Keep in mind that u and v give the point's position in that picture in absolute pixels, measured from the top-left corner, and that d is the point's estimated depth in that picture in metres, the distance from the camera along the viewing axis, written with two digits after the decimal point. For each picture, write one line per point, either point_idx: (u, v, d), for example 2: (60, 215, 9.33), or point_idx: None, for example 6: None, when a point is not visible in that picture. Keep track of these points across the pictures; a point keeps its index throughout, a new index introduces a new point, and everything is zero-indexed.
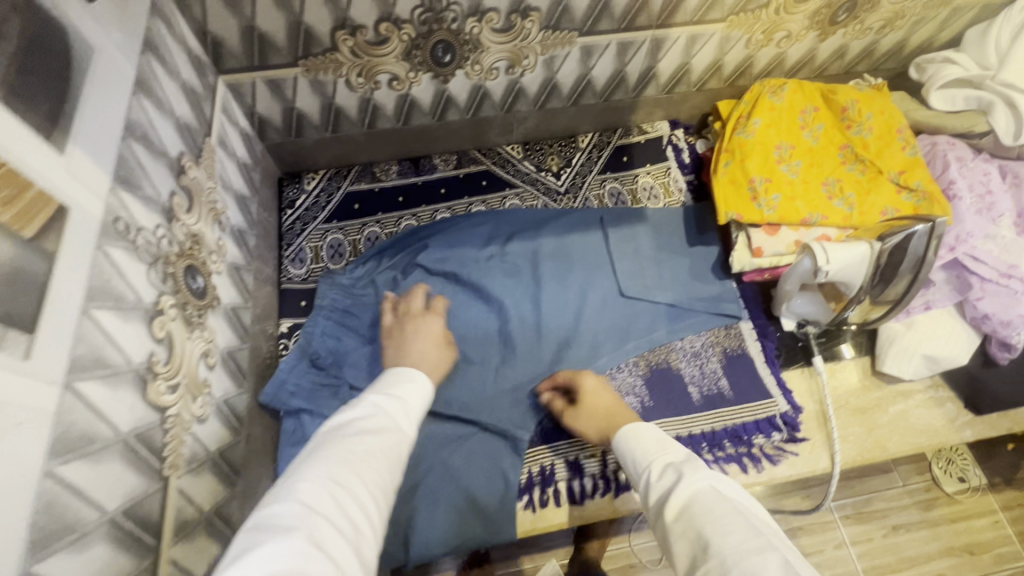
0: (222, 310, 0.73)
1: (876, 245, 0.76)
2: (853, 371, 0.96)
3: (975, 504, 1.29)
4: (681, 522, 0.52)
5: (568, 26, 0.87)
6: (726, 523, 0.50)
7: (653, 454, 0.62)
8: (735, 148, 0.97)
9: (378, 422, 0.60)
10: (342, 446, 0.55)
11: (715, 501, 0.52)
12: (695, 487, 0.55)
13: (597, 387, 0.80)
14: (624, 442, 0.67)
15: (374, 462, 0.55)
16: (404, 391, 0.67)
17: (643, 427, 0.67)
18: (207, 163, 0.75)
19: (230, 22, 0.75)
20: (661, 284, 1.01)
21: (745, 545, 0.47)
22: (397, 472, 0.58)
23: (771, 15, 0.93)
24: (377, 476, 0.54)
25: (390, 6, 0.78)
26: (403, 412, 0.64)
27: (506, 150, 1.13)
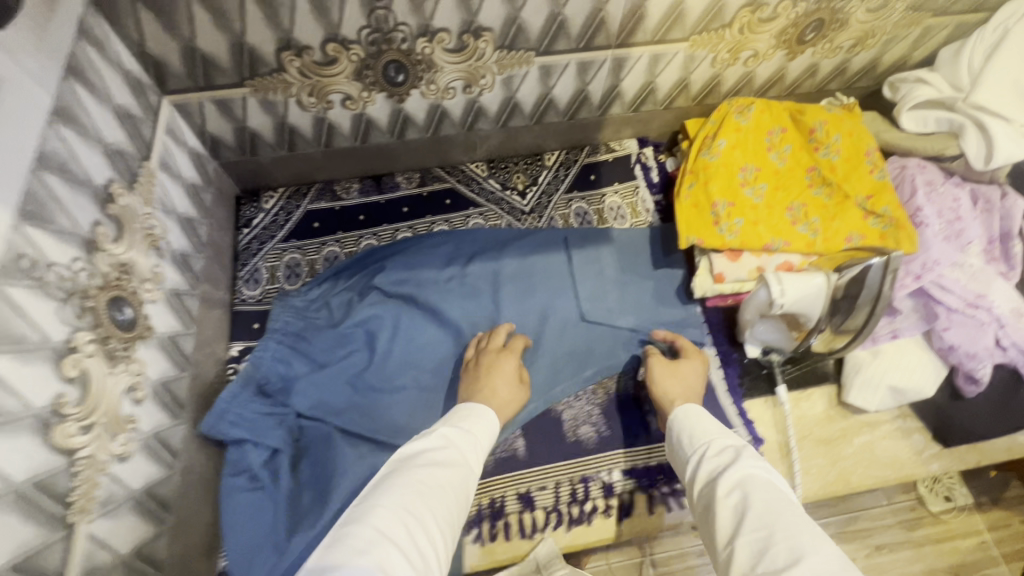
0: (156, 340, 0.71)
1: (832, 278, 0.76)
2: (818, 401, 0.93)
3: (960, 525, 1.22)
4: (733, 497, 0.59)
5: (524, 46, 0.85)
6: (780, 504, 0.56)
7: (712, 436, 0.69)
8: (699, 170, 0.94)
9: (448, 455, 0.66)
10: (412, 477, 0.61)
11: (769, 486, 0.59)
12: (754, 472, 0.61)
13: (696, 364, 0.86)
14: (685, 419, 0.74)
15: (441, 496, 0.61)
16: (472, 425, 0.73)
17: (706, 415, 0.74)
18: (144, 188, 0.73)
19: (170, 43, 0.73)
20: (624, 307, 0.98)
21: (797, 525, 0.53)
22: (460, 507, 0.63)
23: (736, 34, 0.91)
24: (443, 511, 0.60)
25: (335, 27, 0.76)
26: (471, 446, 0.70)
27: (471, 168, 1.11)
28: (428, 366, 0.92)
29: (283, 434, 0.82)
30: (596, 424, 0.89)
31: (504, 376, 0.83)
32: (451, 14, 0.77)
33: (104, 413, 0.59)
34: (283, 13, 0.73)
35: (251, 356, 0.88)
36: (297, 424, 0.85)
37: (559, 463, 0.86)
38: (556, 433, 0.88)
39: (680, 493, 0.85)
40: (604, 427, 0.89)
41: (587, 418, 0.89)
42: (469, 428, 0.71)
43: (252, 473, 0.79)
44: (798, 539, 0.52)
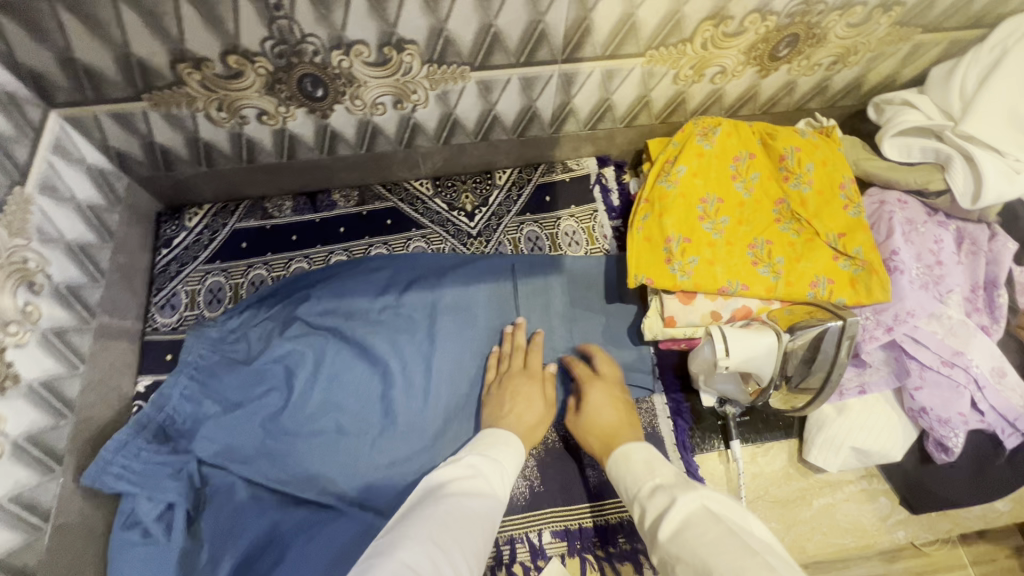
0: (24, 390, 0.64)
1: (784, 337, 0.70)
2: (778, 456, 0.85)
3: (944, 558, 1.06)
4: (674, 545, 0.54)
5: (455, 59, 0.75)
6: (718, 542, 0.51)
7: (643, 479, 0.65)
8: (656, 199, 0.85)
9: (473, 486, 0.64)
10: (442, 507, 0.59)
11: (708, 521, 0.54)
12: (689, 507, 0.57)
13: (597, 393, 0.80)
14: (621, 462, 0.70)
15: (467, 526, 0.58)
16: (500, 453, 0.71)
17: (632, 449, 0.70)
18: (13, 219, 0.65)
19: (44, 55, 0.65)
20: (570, 347, 0.90)
21: (742, 563, 0.48)
22: (487, 537, 0.60)
23: (699, 50, 0.81)
24: (470, 541, 0.57)
25: (233, 37, 0.67)
26: (499, 474, 0.68)
27: (415, 187, 1.02)
28: (351, 407, 0.84)
29: (179, 486, 0.75)
30: (529, 477, 0.82)
31: (529, 398, 0.81)
32: (365, 25, 0.68)
33: None
34: (169, 23, 0.64)
35: (157, 393, 0.80)
36: (198, 471, 0.78)
37: None
38: None
39: (615, 558, 0.79)
40: (537, 481, 0.82)
41: (520, 471, 0.82)
42: (496, 458, 0.69)
43: (144, 526, 0.73)
44: None
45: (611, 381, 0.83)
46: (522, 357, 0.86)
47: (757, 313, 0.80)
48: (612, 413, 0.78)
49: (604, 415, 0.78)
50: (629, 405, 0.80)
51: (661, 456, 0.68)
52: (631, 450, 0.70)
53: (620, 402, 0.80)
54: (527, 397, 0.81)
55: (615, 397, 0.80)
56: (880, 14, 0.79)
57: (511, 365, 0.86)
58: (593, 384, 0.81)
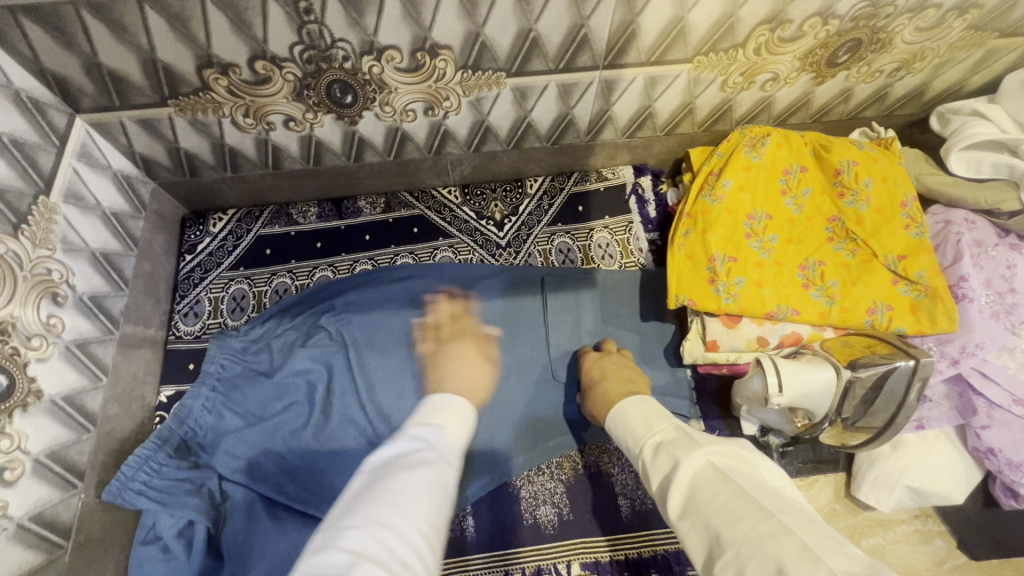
0: (46, 405, 0.62)
1: (844, 372, 0.66)
2: (822, 490, 0.80)
3: None
4: (686, 517, 0.47)
5: (491, 65, 0.71)
6: (732, 507, 0.44)
7: (642, 437, 0.57)
8: (699, 215, 0.80)
9: (424, 453, 0.53)
10: (388, 484, 0.47)
11: (718, 483, 0.47)
12: (694, 467, 0.49)
13: (591, 359, 0.79)
14: (619, 421, 0.62)
15: (421, 498, 0.47)
16: (444, 418, 0.59)
17: (629, 405, 0.63)
18: (37, 230, 0.63)
19: (69, 60, 0.63)
20: (600, 337, 0.87)
21: (759, 532, 0.41)
22: (446, 510, 0.49)
23: (751, 56, 0.75)
24: (426, 517, 0.46)
25: (261, 43, 0.64)
26: (448, 441, 0.56)
27: (443, 194, 0.99)
28: (373, 425, 0.81)
29: (199, 503, 0.72)
30: (558, 504, 0.79)
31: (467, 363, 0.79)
32: (398, 29, 0.64)
33: None
34: (195, 29, 0.61)
35: (180, 404, 0.78)
36: (219, 487, 0.75)
37: (511, 550, 0.76)
38: (510, 515, 0.78)
39: None
40: (567, 509, 0.78)
41: (548, 497, 0.79)
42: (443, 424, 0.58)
43: (165, 543, 0.70)
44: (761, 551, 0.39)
45: (609, 353, 0.80)
46: (448, 323, 0.86)
47: (808, 340, 0.75)
48: (603, 372, 0.75)
49: (596, 378, 0.74)
50: (631, 369, 0.76)
51: (661, 410, 0.60)
52: (625, 405, 0.63)
53: (620, 365, 0.77)
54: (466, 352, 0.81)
55: (608, 361, 0.77)
56: (954, 18, 0.73)
57: (441, 330, 0.85)
58: (586, 356, 0.81)
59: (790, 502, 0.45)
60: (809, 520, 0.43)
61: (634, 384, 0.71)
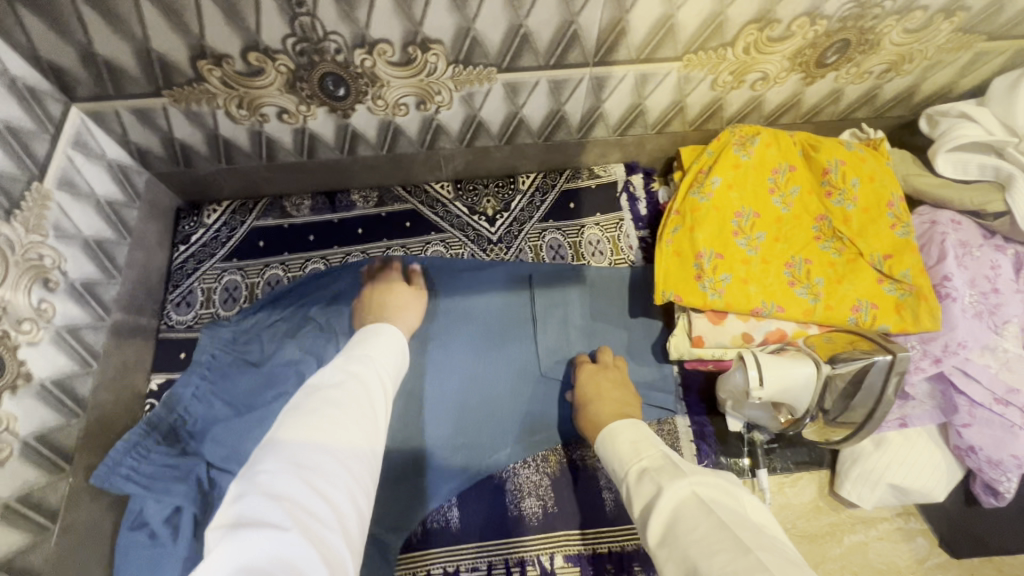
0: (36, 388, 0.63)
1: (824, 367, 0.67)
2: (807, 488, 0.80)
3: None
4: (664, 546, 0.49)
5: (482, 60, 0.72)
6: (711, 540, 0.46)
7: (629, 462, 0.60)
8: (687, 211, 0.81)
9: (347, 384, 0.57)
10: (307, 414, 0.52)
11: (700, 515, 0.49)
12: (679, 497, 0.52)
13: (587, 370, 0.80)
14: (608, 442, 0.65)
15: (345, 434, 0.51)
16: (367, 349, 0.64)
17: (618, 428, 0.65)
18: (30, 216, 0.64)
19: (65, 48, 0.64)
20: (591, 347, 0.87)
21: (735, 565, 0.43)
22: (371, 436, 0.54)
23: (740, 55, 0.76)
24: (348, 446, 0.51)
25: (254, 34, 0.65)
26: (371, 369, 0.61)
27: (436, 189, 1.00)
28: None
29: (187, 490, 0.73)
30: (543, 497, 0.79)
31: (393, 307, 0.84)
32: (389, 23, 0.65)
33: None
34: (189, 19, 0.62)
35: (169, 392, 0.80)
36: (207, 475, 0.75)
37: (494, 541, 0.76)
38: (495, 508, 0.78)
39: None
40: (551, 502, 0.79)
41: (533, 490, 0.79)
42: (367, 353, 0.63)
43: (151, 529, 0.71)
44: None
45: (606, 366, 0.81)
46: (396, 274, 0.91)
47: (792, 337, 0.76)
48: (597, 391, 0.76)
49: (592, 396, 0.75)
50: (624, 389, 0.77)
51: (651, 435, 0.63)
52: (615, 428, 0.65)
53: (614, 381, 0.78)
54: (402, 302, 0.85)
55: (604, 376, 0.78)
56: (942, 19, 0.74)
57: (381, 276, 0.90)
58: (581, 366, 0.81)
59: (770, 538, 0.47)
60: (784, 558, 0.45)
61: (627, 408, 0.72)
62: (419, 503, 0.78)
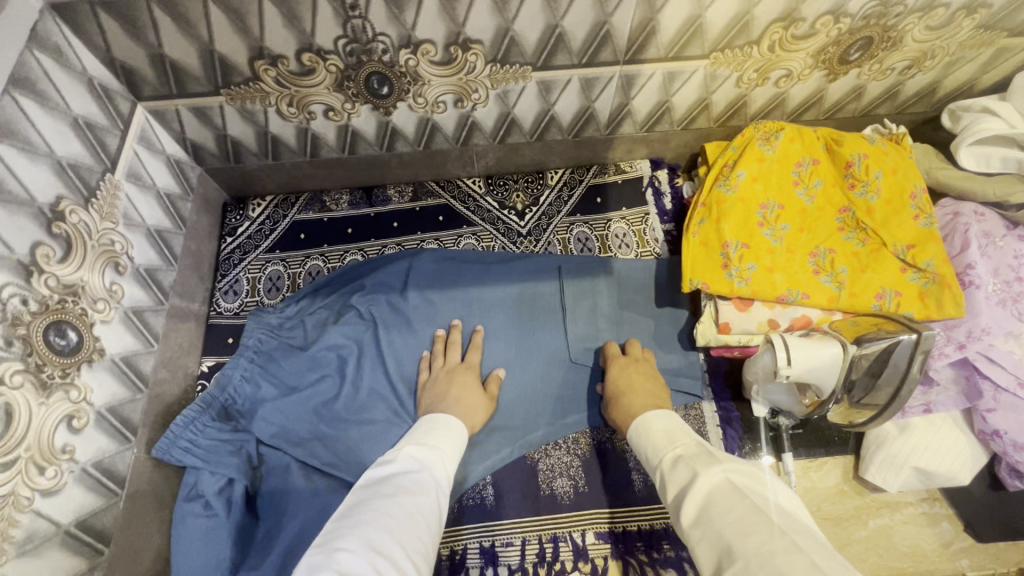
0: (108, 363, 0.68)
1: (850, 348, 0.69)
2: (831, 472, 0.82)
3: None
4: (698, 526, 0.52)
5: (519, 59, 0.76)
6: (746, 522, 0.48)
7: (663, 450, 0.63)
8: (713, 204, 0.84)
9: (417, 478, 0.63)
10: (381, 505, 0.57)
11: (734, 499, 0.51)
12: (712, 481, 0.54)
13: (618, 362, 0.83)
14: (642, 431, 0.68)
15: (412, 526, 0.56)
16: (437, 438, 0.70)
17: (653, 418, 0.69)
18: (104, 204, 0.69)
19: (137, 50, 0.69)
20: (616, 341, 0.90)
21: (770, 546, 0.46)
22: (430, 530, 0.58)
23: (765, 52, 0.80)
24: (414, 540, 0.55)
25: (309, 36, 0.70)
26: (439, 461, 0.67)
27: (467, 184, 1.04)
28: (399, 398, 0.86)
29: (238, 463, 0.78)
30: (574, 477, 0.82)
31: (464, 385, 0.82)
32: (434, 24, 0.70)
33: (30, 446, 0.56)
34: (251, 22, 0.67)
35: (220, 374, 0.83)
36: (257, 451, 0.81)
37: (529, 518, 0.79)
38: (527, 487, 0.81)
39: (660, 564, 0.77)
40: (582, 482, 0.82)
41: (564, 470, 0.82)
42: (435, 444, 0.68)
43: (206, 500, 0.75)
44: (773, 563, 0.44)
45: (636, 359, 0.83)
46: (459, 352, 0.87)
47: (817, 324, 0.78)
48: (628, 382, 0.79)
49: (624, 387, 0.78)
50: (654, 380, 0.80)
51: (683, 425, 0.66)
52: (649, 418, 0.69)
53: (644, 374, 0.80)
54: (473, 399, 0.80)
55: (635, 369, 0.81)
56: (963, 17, 0.76)
57: (446, 362, 0.86)
58: (613, 359, 0.84)
59: (802, 526, 0.49)
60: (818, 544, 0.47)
61: (657, 397, 0.75)
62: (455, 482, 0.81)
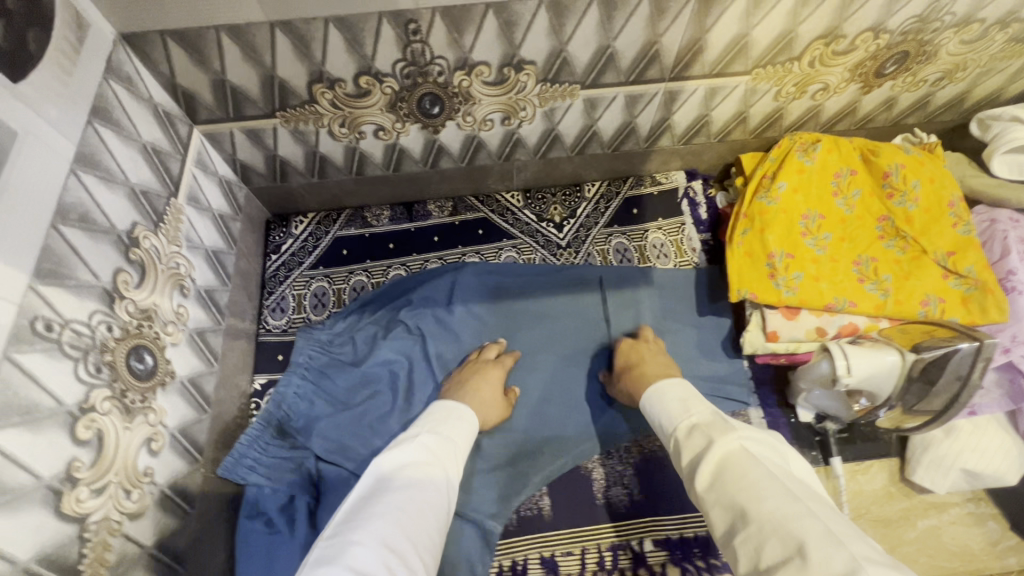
0: (178, 386, 0.69)
1: (909, 355, 0.71)
2: (877, 475, 0.84)
3: None
4: (712, 490, 0.54)
5: (569, 79, 0.78)
6: (758, 488, 0.51)
7: (680, 419, 0.65)
8: (755, 215, 0.86)
9: (429, 471, 0.63)
10: (395, 499, 0.58)
11: (749, 466, 0.53)
12: (728, 448, 0.57)
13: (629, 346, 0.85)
14: (656, 399, 0.71)
15: (423, 522, 0.58)
16: (449, 431, 0.71)
17: (669, 386, 0.71)
18: (171, 228, 0.71)
19: (200, 76, 0.71)
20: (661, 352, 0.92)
21: (783, 508, 0.48)
22: (438, 524, 0.60)
23: (805, 68, 0.82)
24: (424, 536, 0.57)
25: (368, 60, 0.71)
26: (449, 454, 0.68)
27: (506, 198, 1.05)
28: None
29: (301, 480, 0.80)
30: (628, 485, 0.84)
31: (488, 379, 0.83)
32: (491, 47, 0.72)
33: (118, 471, 0.57)
34: (314, 48, 0.68)
35: (274, 392, 0.85)
36: (316, 467, 0.82)
37: (587, 527, 0.81)
38: (582, 495, 0.83)
39: (716, 569, 0.79)
40: (636, 490, 0.83)
41: (618, 478, 0.84)
42: (447, 437, 0.69)
43: (269, 517, 0.76)
44: (785, 526, 0.46)
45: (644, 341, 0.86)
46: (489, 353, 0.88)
47: (865, 331, 0.80)
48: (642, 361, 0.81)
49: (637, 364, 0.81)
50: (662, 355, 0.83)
51: (699, 396, 0.68)
52: (664, 386, 0.71)
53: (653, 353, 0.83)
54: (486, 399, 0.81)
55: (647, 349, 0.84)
56: (997, 30, 0.79)
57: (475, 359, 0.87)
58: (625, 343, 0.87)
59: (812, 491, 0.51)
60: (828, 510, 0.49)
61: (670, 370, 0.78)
62: (513, 492, 0.82)
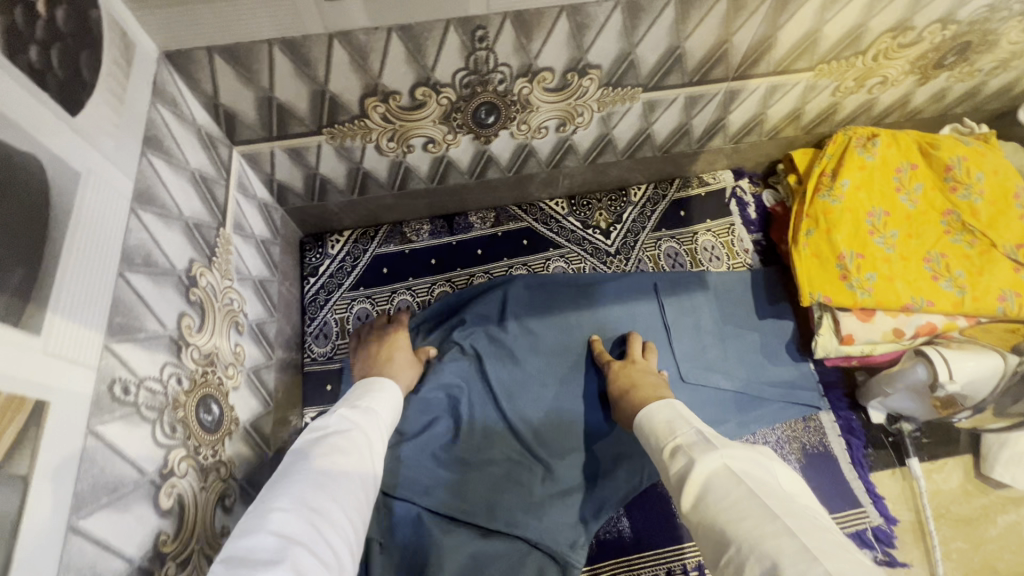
0: (240, 433, 0.64)
1: (1011, 360, 0.72)
2: (953, 472, 0.83)
3: None
4: (696, 512, 0.50)
5: (632, 82, 0.74)
6: (740, 508, 0.47)
7: (664, 440, 0.60)
8: (819, 215, 0.84)
9: (353, 435, 0.57)
10: (314, 463, 0.51)
11: (731, 484, 0.49)
12: (710, 468, 0.52)
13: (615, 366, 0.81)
14: (646, 422, 0.65)
15: (349, 486, 0.51)
16: (372, 403, 0.65)
17: (659, 408, 0.65)
18: (223, 262, 0.65)
19: (245, 93, 0.64)
20: (727, 360, 0.88)
21: (761, 530, 0.44)
22: (368, 490, 0.54)
23: (868, 62, 0.79)
24: (352, 500, 0.51)
25: (428, 71, 0.66)
26: (373, 421, 0.61)
27: (550, 206, 1.02)
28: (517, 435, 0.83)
29: None
30: None
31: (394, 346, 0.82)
32: (558, 53, 0.67)
33: (197, 537, 0.52)
34: (372, 60, 0.63)
35: None
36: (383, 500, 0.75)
37: (670, 548, 0.81)
38: (661, 514, 0.83)
39: None
40: None
41: None
42: (370, 407, 0.63)
43: None
44: (764, 547, 0.43)
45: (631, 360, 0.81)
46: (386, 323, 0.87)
47: (943, 330, 0.79)
48: (629, 381, 0.76)
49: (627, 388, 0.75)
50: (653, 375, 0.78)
51: (685, 412, 0.63)
52: (650, 412, 0.65)
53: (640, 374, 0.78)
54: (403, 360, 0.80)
55: (632, 366, 0.80)
56: None
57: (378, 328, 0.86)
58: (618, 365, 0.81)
59: (798, 505, 0.47)
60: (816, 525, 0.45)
61: (662, 390, 0.73)
62: (592, 516, 0.80)
